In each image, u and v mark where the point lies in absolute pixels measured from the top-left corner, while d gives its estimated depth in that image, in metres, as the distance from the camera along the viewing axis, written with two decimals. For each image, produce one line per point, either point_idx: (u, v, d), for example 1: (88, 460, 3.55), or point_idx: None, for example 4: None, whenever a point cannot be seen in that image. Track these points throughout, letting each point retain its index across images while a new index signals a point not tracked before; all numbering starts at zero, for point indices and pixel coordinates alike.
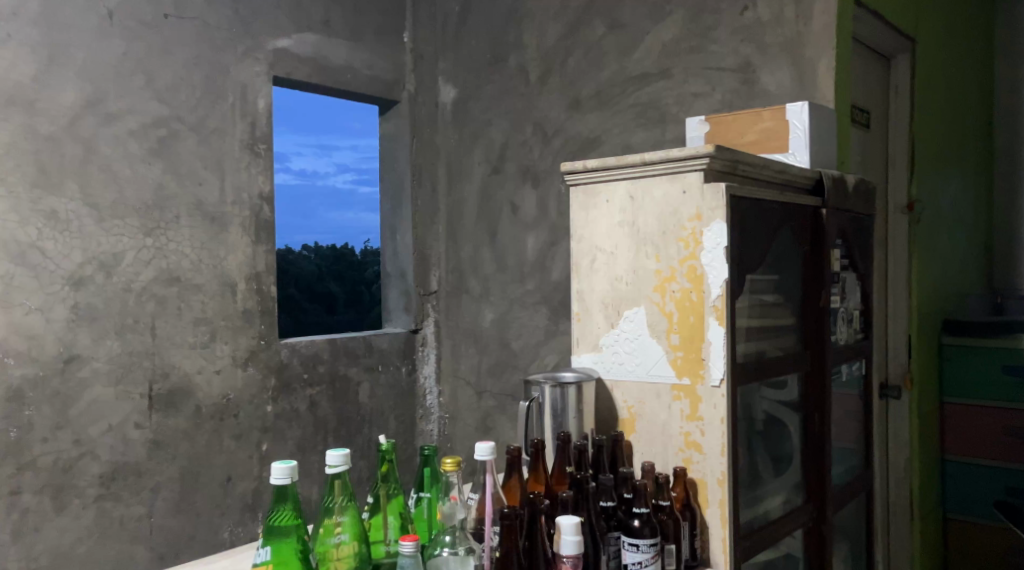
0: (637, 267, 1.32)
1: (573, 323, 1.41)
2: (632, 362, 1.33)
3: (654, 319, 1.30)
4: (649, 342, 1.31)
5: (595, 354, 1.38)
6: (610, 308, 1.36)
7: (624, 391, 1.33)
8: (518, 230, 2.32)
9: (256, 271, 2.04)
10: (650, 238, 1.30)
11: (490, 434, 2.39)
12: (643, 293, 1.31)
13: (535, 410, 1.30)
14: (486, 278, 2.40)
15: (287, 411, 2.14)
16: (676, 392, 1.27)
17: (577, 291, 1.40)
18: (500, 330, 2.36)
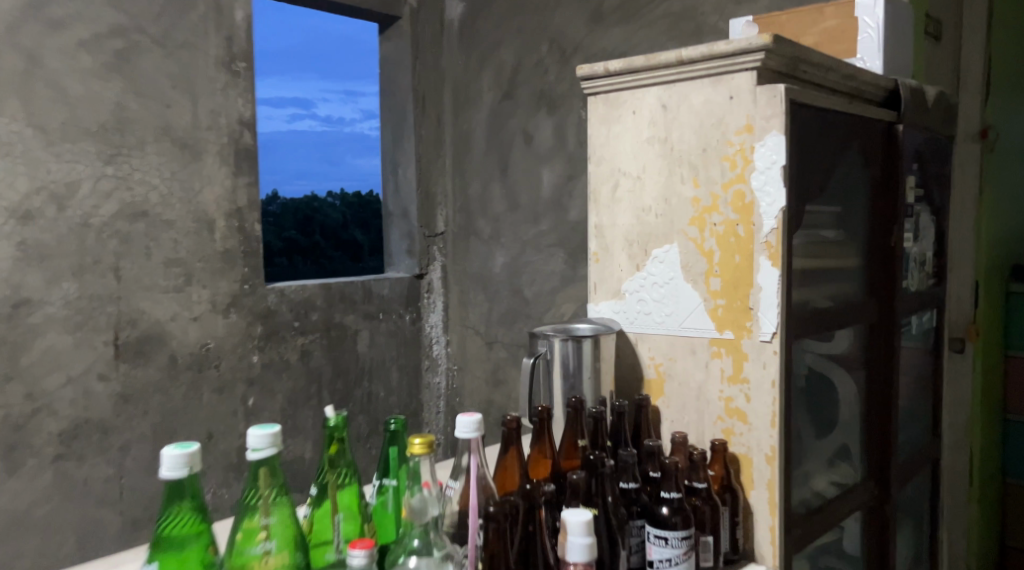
0: (670, 196, 1.07)
1: (589, 264, 1.17)
2: (662, 313, 1.09)
3: (689, 260, 1.06)
4: (683, 288, 1.06)
5: (616, 303, 1.14)
6: (634, 247, 1.11)
7: (651, 348, 1.10)
8: (531, 162, 2.07)
9: (237, 207, 1.82)
10: (686, 158, 1.05)
11: (502, 388, 2.18)
12: (676, 227, 1.07)
13: (544, 368, 1.07)
14: (496, 217, 2.16)
15: (276, 362, 1.93)
16: (716, 351, 1.04)
17: (594, 226, 1.16)
18: (512, 275, 2.13)
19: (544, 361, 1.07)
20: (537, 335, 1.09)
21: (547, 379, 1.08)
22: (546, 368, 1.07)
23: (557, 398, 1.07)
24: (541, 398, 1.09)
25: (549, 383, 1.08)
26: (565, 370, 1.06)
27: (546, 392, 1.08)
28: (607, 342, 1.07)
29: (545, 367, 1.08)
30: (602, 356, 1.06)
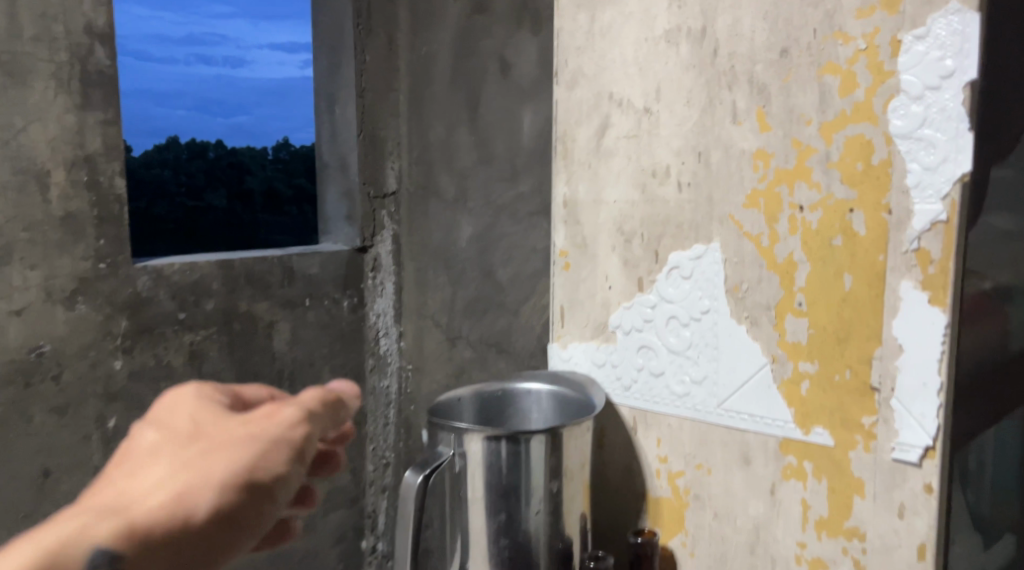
0: (728, 153, 0.82)
1: (555, 266, 0.97)
2: (697, 354, 0.86)
3: (741, 280, 0.82)
4: (736, 334, 0.83)
5: (597, 344, 0.94)
6: (640, 239, 0.89)
7: (670, 416, 0.88)
8: (509, 100, 1.48)
9: (85, 153, 1.30)
10: (751, 85, 0.80)
11: None
12: (724, 208, 0.83)
13: (456, 488, 0.83)
14: (463, 172, 1.58)
15: (151, 368, 1.41)
16: (795, 457, 0.81)
17: (563, 202, 0.96)
18: (480, 252, 1.56)
19: (454, 481, 0.83)
20: (446, 428, 0.83)
21: (462, 509, 0.83)
22: (461, 492, 0.82)
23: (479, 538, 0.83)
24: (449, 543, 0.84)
25: (478, 518, 0.83)
26: (501, 497, 0.82)
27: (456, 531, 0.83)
28: (571, 447, 0.84)
29: (454, 497, 0.83)
30: (562, 468, 0.84)
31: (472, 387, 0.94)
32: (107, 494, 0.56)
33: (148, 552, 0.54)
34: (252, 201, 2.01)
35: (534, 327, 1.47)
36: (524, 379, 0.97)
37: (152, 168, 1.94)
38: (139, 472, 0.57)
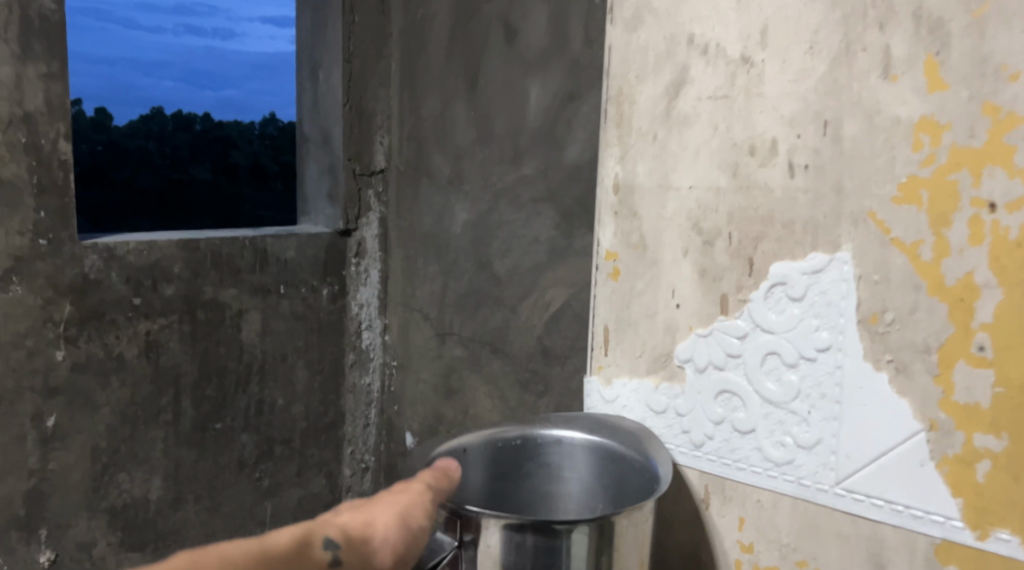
0: (874, 123, 0.71)
1: (599, 273, 0.90)
2: (810, 407, 0.76)
3: (884, 308, 0.71)
4: (871, 381, 0.72)
5: (657, 383, 0.86)
6: (726, 242, 0.80)
7: (765, 485, 0.79)
8: (514, 70, 1.28)
9: (24, 112, 1.11)
10: (915, 30, 0.68)
11: (454, 402, 1.42)
12: (861, 206, 0.72)
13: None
14: (459, 150, 1.39)
15: (99, 359, 1.24)
16: (960, 567, 0.69)
17: (614, 185, 0.88)
18: (476, 240, 1.36)
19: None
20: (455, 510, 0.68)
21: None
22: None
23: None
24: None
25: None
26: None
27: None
28: (625, 541, 0.69)
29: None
30: (611, 568, 0.69)
31: (482, 435, 0.81)
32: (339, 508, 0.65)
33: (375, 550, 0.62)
34: (239, 176, 1.74)
35: (535, 327, 1.26)
36: (555, 430, 0.83)
37: (135, 138, 1.65)
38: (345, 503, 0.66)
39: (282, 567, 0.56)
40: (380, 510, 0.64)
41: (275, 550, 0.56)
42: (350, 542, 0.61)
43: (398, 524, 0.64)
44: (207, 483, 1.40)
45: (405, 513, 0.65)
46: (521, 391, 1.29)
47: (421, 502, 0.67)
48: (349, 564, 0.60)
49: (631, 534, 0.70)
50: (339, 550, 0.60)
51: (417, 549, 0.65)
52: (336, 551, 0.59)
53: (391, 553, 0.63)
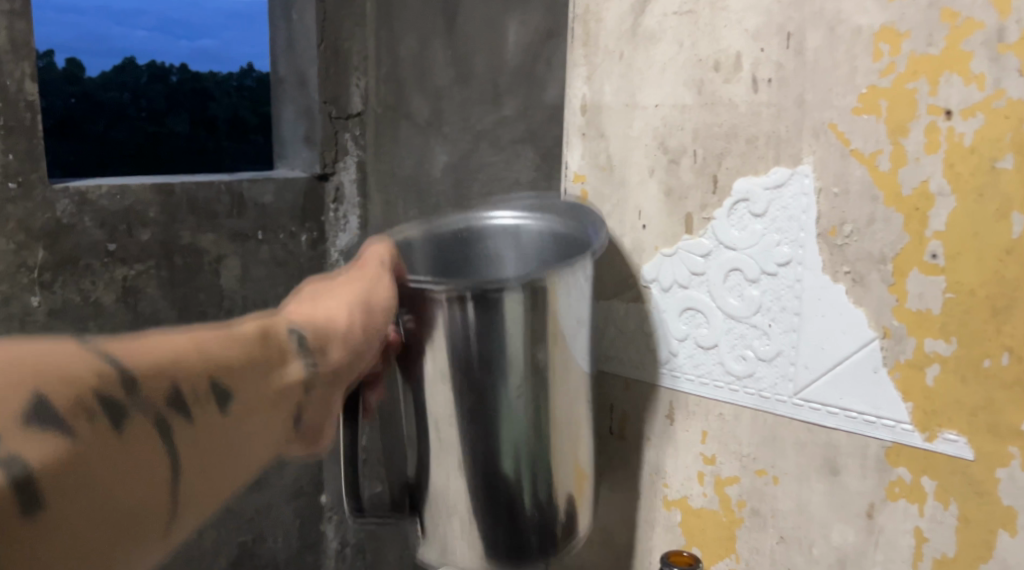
0: (835, 34, 0.68)
1: (566, 194, 0.87)
2: (769, 322, 0.74)
3: (842, 222, 0.69)
4: (831, 293, 0.71)
5: (621, 299, 0.84)
6: (691, 161, 0.77)
7: (725, 400, 0.78)
8: (491, 8, 1.26)
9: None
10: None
11: None
12: (823, 116, 0.69)
13: (406, 358, 0.76)
14: (437, 93, 1.37)
15: (77, 305, 1.23)
16: (907, 470, 0.69)
17: (581, 105, 0.85)
18: (455, 183, 1.36)
19: None
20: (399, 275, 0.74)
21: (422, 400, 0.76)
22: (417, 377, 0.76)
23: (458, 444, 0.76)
24: (410, 444, 0.79)
25: None
26: (468, 364, 0.73)
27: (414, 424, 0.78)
28: (564, 331, 0.76)
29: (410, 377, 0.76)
30: (550, 357, 0.75)
31: (424, 226, 0.83)
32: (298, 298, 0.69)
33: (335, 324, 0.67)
34: (217, 128, 1.69)
35: None
36: (494, 209, 0.86)
37: (109, 90, 1.58)
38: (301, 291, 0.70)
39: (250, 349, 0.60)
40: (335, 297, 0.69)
41: (241, 337, 0.60)
42: (314, 327, 0.66)
43: (357, 306, 0.69)
44: None
45: (361, 297, 0.69)
46: None
47: (381, 283, 0.71)
48: (313, 341, 0.65)
49: (573, 304, 0.76)
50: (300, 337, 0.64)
51: (377, 327, 0.70)
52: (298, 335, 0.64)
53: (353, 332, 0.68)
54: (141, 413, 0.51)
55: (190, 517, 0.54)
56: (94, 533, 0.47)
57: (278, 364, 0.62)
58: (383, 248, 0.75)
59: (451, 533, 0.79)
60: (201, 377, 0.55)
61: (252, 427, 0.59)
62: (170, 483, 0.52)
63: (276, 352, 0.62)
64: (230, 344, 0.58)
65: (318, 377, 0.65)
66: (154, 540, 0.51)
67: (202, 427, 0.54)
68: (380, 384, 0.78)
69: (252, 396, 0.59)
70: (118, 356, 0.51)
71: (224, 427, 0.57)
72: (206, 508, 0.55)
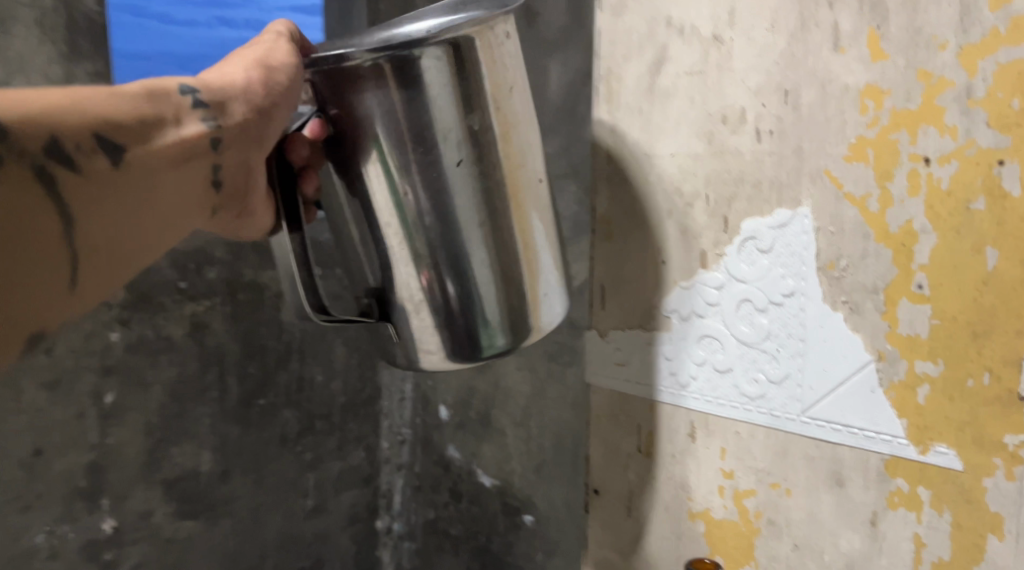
0: (826, 91, 0.80)
1: (595, 234, 1.00)
2: (776, 347, 0.85)
3: (838, 256, 0.80)
4: (830, 320, 0.81)
5: (647, 330, 0.96)
6: (705, 205, 0.89)
7: (739, 415, 0.88)
8: None
9: None
10: (861, 5, 0.78)
11: (487, 374, 1.40)
12: (818, 162, 0.81)
13: (343, 154, 0.81)
14: None
15: (151, 341, 1.25)
16: (904, 483, 0.78)
17: (607, 140, 0.98)
18: None
19: None
20: (321, 73, 0.79)
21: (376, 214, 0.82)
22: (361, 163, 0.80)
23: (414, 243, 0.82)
24: (369, 250, 0.85)
25: None
26: (440, 268, 0.83)
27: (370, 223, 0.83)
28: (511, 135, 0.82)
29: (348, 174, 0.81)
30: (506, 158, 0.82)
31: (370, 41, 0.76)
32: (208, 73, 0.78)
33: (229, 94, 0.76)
34: None
35: None
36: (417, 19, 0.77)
37: None
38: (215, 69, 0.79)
39: (137, 108, 0.71)
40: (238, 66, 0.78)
41: (131, 96, 0.72)
42: (210, 89, 0.75)
43: (258, 66, 0.77)
44: (252, 458, 1.40)
45: (263, 59, 0.77)
46: (550, 362, 1.29)
47: (280, 46, 0.78)
48: (209, 104, 0.75)
49: (502, 96, 0.80)
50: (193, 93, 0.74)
51: (282, 85, 0.77)
52: (193, 96, 0.74)
53: (255, 90, 0.76)
54: (20, 158, 0.65)
55: (98, 269, 0.69)
56: (8, 257, 0.63)
57: (174, 122, 0.73)
58: (281, 28, 0.80)
59: (416, 327, 0.86)
60: (86, 133, 0.68)
61: (146, 183, 0.71)
62: (62, 228, 0.66)
63: (171, 112, 0.73)
64: (114, 103, 0.70)
65: (225, 135, 0.75)
66: (66, 286, 0.67)
67: (86, 175, 0.67)
68: (315, 175, 0.83)
69: (149, 157, 0.71)
70: (13, 120, 0.65)
71: (124, 185, 0.70)
72: (117, 256, 0.71)
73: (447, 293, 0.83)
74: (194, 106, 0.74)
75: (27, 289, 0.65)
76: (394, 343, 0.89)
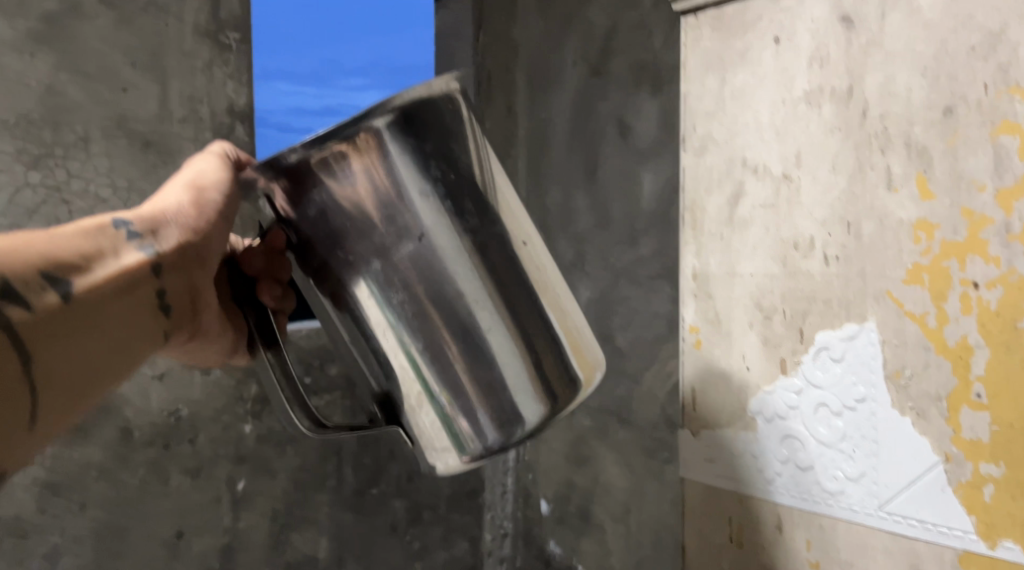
0: (885, 224, 0.79)
1: (684, 347, 0.94)
2: (852, 447, 0.81)
3: (904, 365, 0.78)
4: (900, 426, 0.78)
5: (736, 430, 0.90)
6: (782, 316, 0.86)
7: (823, 510, 0.83)
8: (626, 164, 1.42)
9: None
10: (908, 150, 0.77)
11: (586, 469, 1.51)
12: (880, 284, 0.79)
13: (314, 253, 0.79)
14: (580, 237, 1.53)
15: (278, 432, 1.37)
16: None
17: (693, 275, 0.93)
18: (599, 315, 1.49)
19: None
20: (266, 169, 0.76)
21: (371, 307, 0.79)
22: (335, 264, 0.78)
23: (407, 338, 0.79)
24: (365, 350, 0.83)
25: None
26: (444, 349, 0.79)
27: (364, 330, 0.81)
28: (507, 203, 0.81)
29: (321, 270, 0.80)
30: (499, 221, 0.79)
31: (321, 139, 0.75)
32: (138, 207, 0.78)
33: (164, 220, 0.75)
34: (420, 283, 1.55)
35: (659, 397, 1.36)
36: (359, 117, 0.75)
37: None
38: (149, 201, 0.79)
39: (78, 242, 0.70)
40: (169, 194, 0.77)
41: (71, 234, 0.70)
42: (145, 221, 0.74)
43: (192, 190, 0.78)
44: (365, 546, 1.47)
45: (193, 184, 0.78)
46: (648, 458, 1.37)
47: (208, 167, 0.79)
48: (147, 232, 0.74)
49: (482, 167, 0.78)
50: (129, 225, 0.73)
51: (212, 200, 0.78)
52: (130, 228, 0.73)
53: (188, 210, 0.76)
54: None
55: (58, 400, 0.65)
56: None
57: (111, 254, 0.71)
58: (213, 149, 0.81)
59: (428, 424, 0.82)
60: (32, 271, 0.65)
61: (104, 312, 0.68)
62: (20, 368, 0.62)
63: (109, 245, 0.71)
64: (56, 241, 0.68)
65: (166, 258, 0.74)
66: (24, 420, 0.63)
67: (37, 312, 0.64)
68: (271, 281, 0.85)
69: (98, 284, 0.69)
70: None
71: (78, 314, 0.67)
72: (77, 386, 0.66)
73: (456, 373, 0.79)
74: (134, 236, 0.73)
75: None
76: (412, 444, 0.85)
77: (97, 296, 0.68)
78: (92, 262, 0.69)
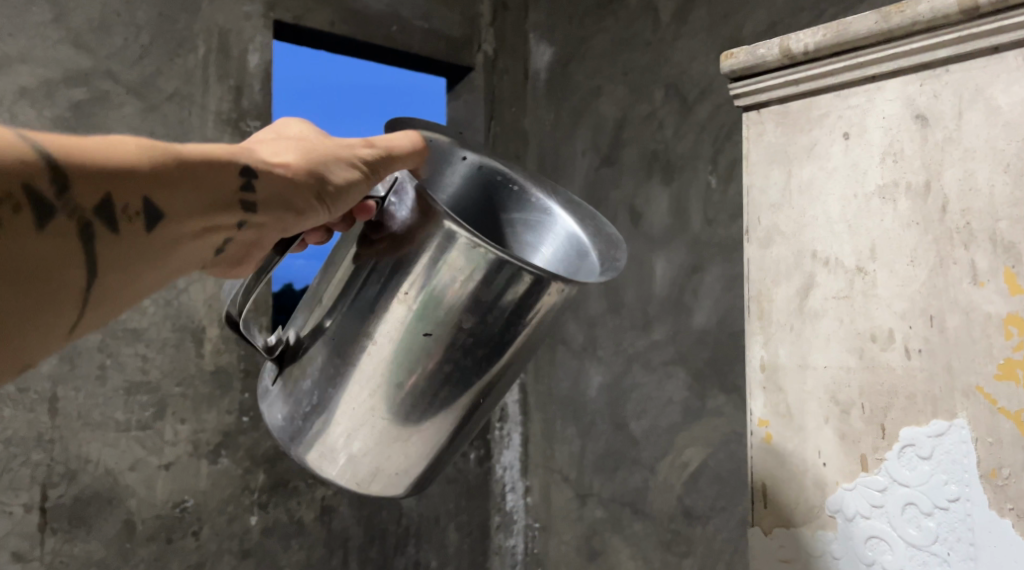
0: (971, 318, 0.62)
1: (751, 439, 0.74)
2: (947, 552, 0.63)
3: (1000, 463, 0.61)
4: (1002, 535, 0.61)
5: (813, 528, 0.70)
6: (861, 410, 0.67)
7: None
8: (640, 250, 1.36)
9: None
10: (994, 243, 0.62)
11: (599, 563, 1.42)
12: (969, 378, 0.62)
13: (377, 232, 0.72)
14: (592, 321, 1.46)
15: (285, 525, 1.27)
16: None
17: (760, 366, 0.73)
18: (611, 402, 1.41)
19: None
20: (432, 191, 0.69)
21: (375, 301, 0.71)
22: (380, 257, 0.71)
23: (407, 353, 0.71)
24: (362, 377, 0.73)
25: None
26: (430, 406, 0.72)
27: (360, 318, 0.72)
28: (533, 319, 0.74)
29: (371, 254, 0.72)
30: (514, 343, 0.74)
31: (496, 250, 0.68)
32: (268, 144, 0.67)
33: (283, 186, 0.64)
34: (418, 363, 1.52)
35: (674, 487, 1.29)
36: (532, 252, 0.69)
37: None
38: (286, 140, 0.68)
39: (192, 176, 0.59)
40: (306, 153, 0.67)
41: (191, 160, 0.60)
42: (269, 173, 0.64)
43: (319, 170, 0.66)
44: None
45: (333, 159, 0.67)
46: (664, 552, 1.31)
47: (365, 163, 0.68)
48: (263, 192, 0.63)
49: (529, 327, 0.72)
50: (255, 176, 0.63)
51: (342, 189, 0.67)
52: (252, 179, 0.62)
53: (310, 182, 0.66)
54: (64, 214, 0.53)
55: (96, 320, 0.57)
56: (17, 300, 0.51)
57: (216, 205, 0.61)
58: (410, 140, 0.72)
59: (335, 430, 0.74)
60: (135, 198, 0.56)
61: (171, 259, 0.60)
62: (80, 284, 0.54)
63: (219, 193, 0.61)
64: (174, 168, 0.58)
65: (261, 218, 0.64)
66: (59, 335, 0.54)
67: (115, 240, 0.55)
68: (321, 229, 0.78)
69: (183, 228, 0.59)
70: (53, 152, 0.53)
71: (144, 249, 0.57)
72: (116, 312, 0.58)
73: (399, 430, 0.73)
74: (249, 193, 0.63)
75: (23, 336, 0.52)
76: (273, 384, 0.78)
77: (175, 242, 0.59)
78: (195, 205, 0.60)
